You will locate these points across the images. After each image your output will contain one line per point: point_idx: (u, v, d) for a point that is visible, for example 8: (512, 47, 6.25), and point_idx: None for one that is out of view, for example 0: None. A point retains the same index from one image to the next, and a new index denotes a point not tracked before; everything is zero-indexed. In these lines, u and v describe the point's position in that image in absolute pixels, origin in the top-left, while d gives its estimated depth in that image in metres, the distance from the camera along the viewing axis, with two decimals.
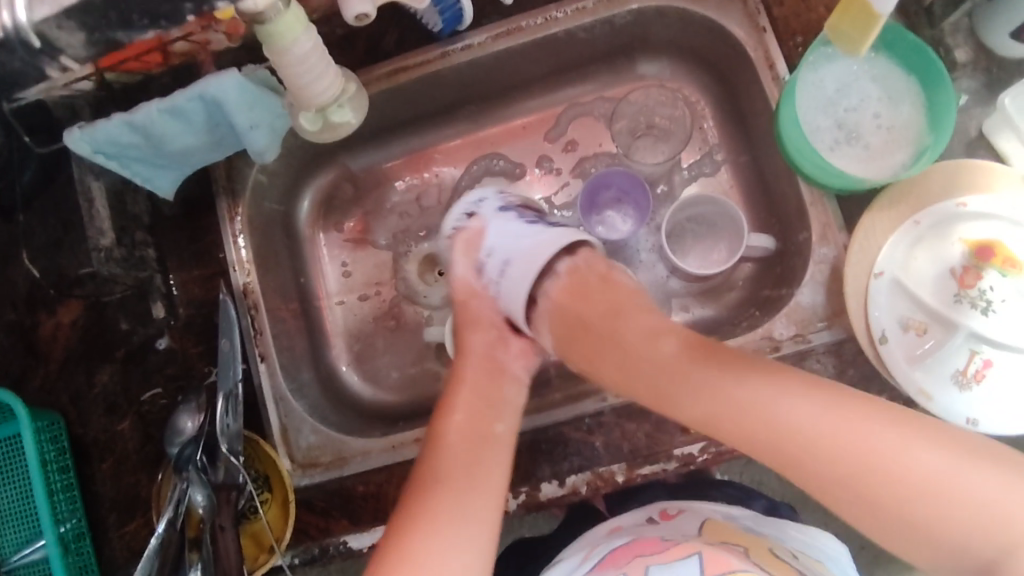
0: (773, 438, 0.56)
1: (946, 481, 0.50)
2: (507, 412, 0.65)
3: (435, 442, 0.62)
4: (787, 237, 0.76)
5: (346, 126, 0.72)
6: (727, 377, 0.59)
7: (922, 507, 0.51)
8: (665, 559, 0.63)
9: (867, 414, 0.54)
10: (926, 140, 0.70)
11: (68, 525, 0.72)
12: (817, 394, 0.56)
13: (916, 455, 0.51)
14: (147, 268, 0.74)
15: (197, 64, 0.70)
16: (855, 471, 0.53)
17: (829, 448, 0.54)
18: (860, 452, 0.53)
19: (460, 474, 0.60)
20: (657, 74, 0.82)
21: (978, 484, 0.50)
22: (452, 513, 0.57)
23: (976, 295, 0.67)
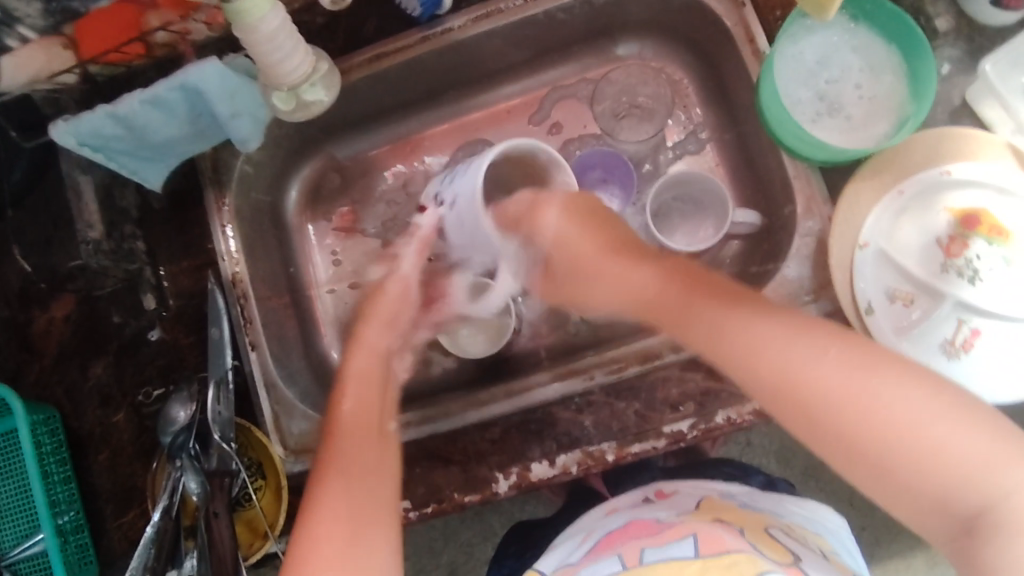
0: (753, 371, 0.48)
1: (925, 426, 0.42)
2: (388, 389, 0.61)
3: (329, 432, 0.55)
4: (772, 211, 0.75)
5: (319, 104, 0.71)
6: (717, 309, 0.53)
7: (907, 463, 0.42)
8: (658, 541, 0.63)
9: (850, 346, 0.46)
10: (909, 108, 0.69)
11: (66, 517, 0.73)
12: (808, 328, 0.48)
13: (905, 399, 0.43)
14: (136, 260, 0.75)
15: (179, 56, 0.72)
16: (828, 410, 0.44)
17: (801, 385, 0.46)
18: (832, 386, 0.45)
19: (352, 462, 0.53)
20: (640, 54, 0.82)
21: (956, 435, 0.42)
22: (346, 504, 0.50)
23: (964, 264, 0.67)
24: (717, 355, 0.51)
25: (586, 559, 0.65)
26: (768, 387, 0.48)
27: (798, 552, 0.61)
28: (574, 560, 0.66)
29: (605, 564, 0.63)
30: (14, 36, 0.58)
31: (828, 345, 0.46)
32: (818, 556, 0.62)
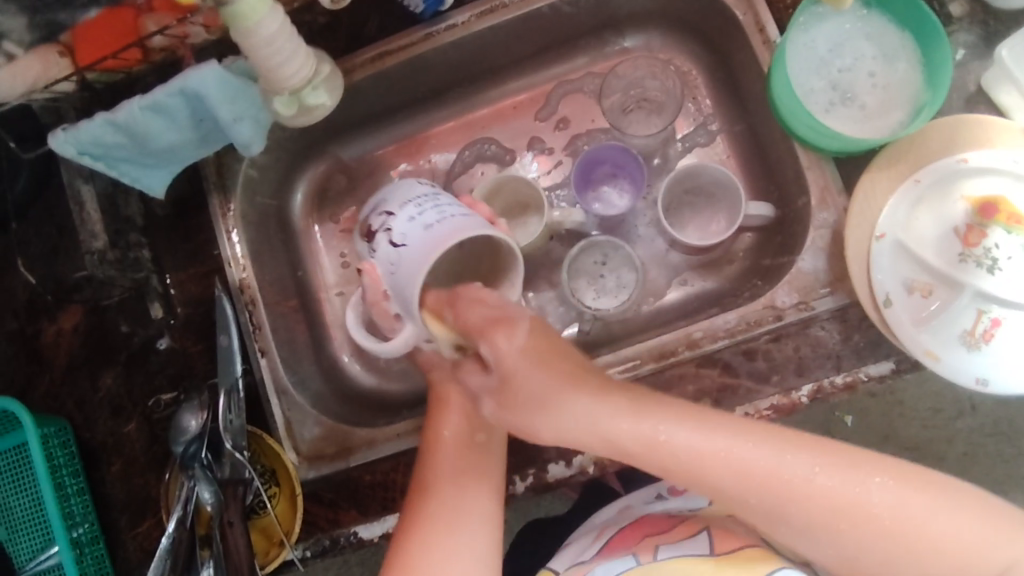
0: (752, 488, 0.49)
1: (947, 536, 0.48)
2: (493, 423, 0.62)
3: (431, 450, 0.61)
4: (786, 203, 0.74)
5: (322, 108, 0.70)
6: (675, 420, 0.51)
7: (920, 566, 0.48)
8: (671, 538, 0.62)
9: (878, 468, 0.49)
10: (924, 96, 0.68)
11: (81, 529, 0.72)
12: (763, 432, 0.50)
13: (925, 508, 0.48)
14: (143, 269, 0.73)
15: (179, 60, 0.70)
16: (839, 526, 0.49)
17: (816, 499, 0.48)
18: (846, 499, 0.48)
19: (450, 475, 0.59)
20: (647, 46, 0.81)
21: (945, 520, 0.48)
22: (455, 507, 0.57)
23: (983, 254, 0.66)
24: (709, 474, 0.50)
25: (599, 556, 0.64)
26: (769, 501, 0.49)
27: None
28: (587, 558, 0.65)
29: (618, 562, 0.62)
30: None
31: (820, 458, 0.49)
32: None
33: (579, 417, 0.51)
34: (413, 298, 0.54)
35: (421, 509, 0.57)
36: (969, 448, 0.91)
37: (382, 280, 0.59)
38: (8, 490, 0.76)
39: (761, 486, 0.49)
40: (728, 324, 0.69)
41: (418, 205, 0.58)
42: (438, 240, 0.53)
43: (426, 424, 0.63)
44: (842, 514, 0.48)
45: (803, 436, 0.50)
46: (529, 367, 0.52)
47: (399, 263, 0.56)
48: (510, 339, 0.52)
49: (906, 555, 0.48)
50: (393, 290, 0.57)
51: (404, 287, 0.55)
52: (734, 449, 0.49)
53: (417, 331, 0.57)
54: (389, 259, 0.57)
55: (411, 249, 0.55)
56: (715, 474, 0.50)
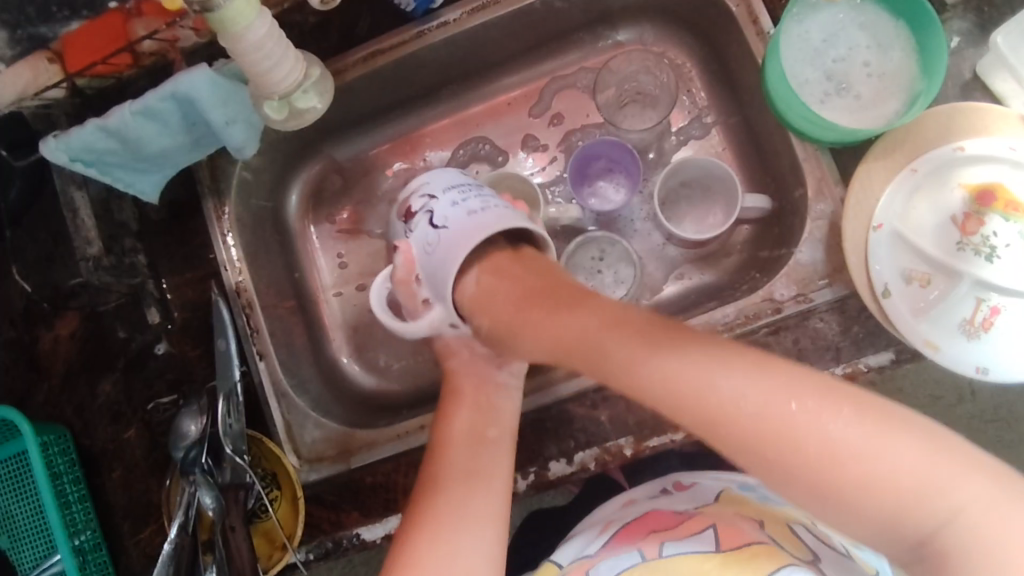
0: (681, 400, 0.50)
1: (861, 451, 0.44)
2: (504, 419, 0.63)
3: (438, 439, 0.62)
4: (783, 195, 0.74)
5: (313, 112, 0.68)
6: (638, 342, 0.53)
7: (842, 485, 0.45)
8: (676, 535, 0.62)
9: (783, 375, 0.48)
10: (919, 85, 0.67)
11: (84, 536, 0.72)
12: (695, 348, 0.51)
13: (820, 420, 0.45)
14: (138, 274, 0.73)
15: (169, 63, 0.69)
16: (740, 436, 0.48)
17: (715, 407, 0.48)
18: (753, 411, 0.47)
19: (457, 480, 0.59)
20: (640, 38, 0.80)
21: (900, 453, 0.44)
22: (462, 512, 0.57)
23: (981, 241, 0.65)
24: (647, 385, 0.52)
25: (603, 551, 0.64)
26: (695, 418, 0.49)
27: (819, 553, 0.60)
28: (591, 551, 0.65)
29: (624, 557, 0.62)
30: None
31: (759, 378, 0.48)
32: (840, 554, 0.61)
33: (529, 343, 0.59)
34: (449, 278, 0.59)
35: (432, 504, 0.57)
36: (970, 434, 0.91)
37: (415, 264, 0.62)
38: (10, 498, 0.76)
39: (688, 403, 0.50)
40: (726, 318, 0.68)
41: (461, 193, 0.63)
42: (479, 230, 0.59)
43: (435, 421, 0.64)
44: (786, 441, 0.46)
45: (745, 352, 0.50)
46: (492, 282, 0.60)
47: (438, 244, 0.60)
48: (476, 268, 0.61)
49: (815, 471, 0.45)
50: (427, 271, 0.61)
51: (445, 266, 0.60)
52: (661, 361, 0.51)
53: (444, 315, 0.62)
54: (429, 237, 0.61)
55: (454, 231, 0.60)
56: (644, 383, 0.52)
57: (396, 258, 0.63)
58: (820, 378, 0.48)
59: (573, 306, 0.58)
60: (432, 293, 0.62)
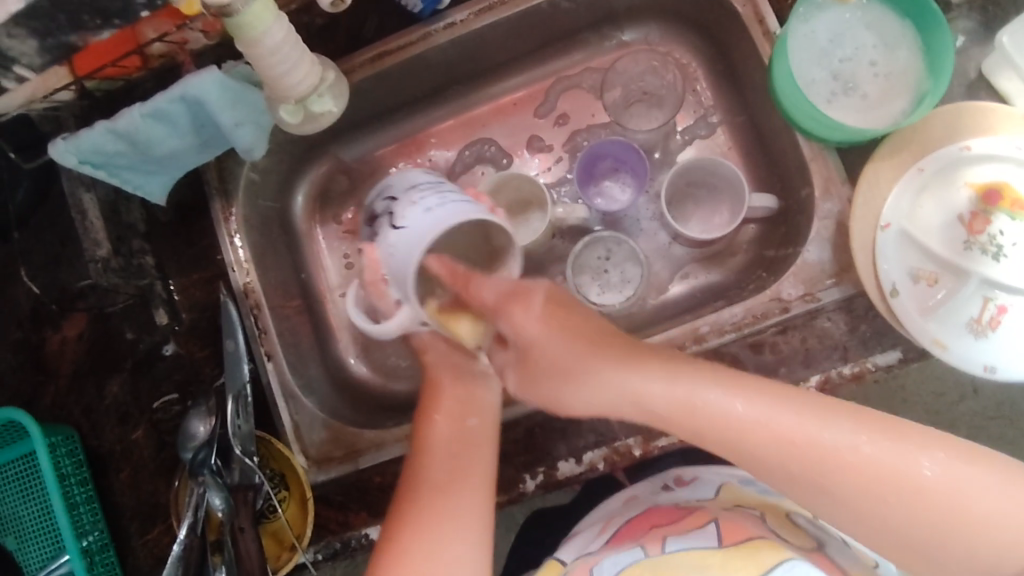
0: (770, 448, 0.49)
1: (971, 500, 0.46)
2: (483, 409, 0.63)
3: (420, 437, 0.61)
4: (789, 194, 0.74)
5: (328, 116, 0.69)
6: (674, 377, 0.52)
7: (955, 531, 0.47)
8: (681, 529, 0.62)
9: (867, 425, 0.48)
10: (926, 84, 0.68)
11: (91, 537, 0.72)
12: (774, 395, 0.50)
13: (912, 457, 0.47)
14: (146, 275, 0.73)
15: (178, 66, 0.70)
16: (852, 488, 0.47)
17: (821, 459, 0.47)
18: (861, 462, 0.47)
19: (442, 477, 0.58)
20: (646, 38, 0.81)
21: (975, 489, 0.46)
22: (448, 512, 0.56)
23: (987, 240, 0.66)
24: (712, 433, 0.50)
25: (608, 547, 0.64)
26: (801, 473, 0.48)
27: (820, 538, 0.62)
28: (594, 549, 0.65)
29: (627, 553, 0.61)
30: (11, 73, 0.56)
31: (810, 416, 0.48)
32: (840, 544, 0.63)
33: (587, 390, 0.56)
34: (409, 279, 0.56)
35: (420, 504, 0.56)
36: (973, 431, 0.91)
37: (380, 264, 0.59)
38: (17, 499, 0.76)
39: (777, 450, 0.48)
40: (735, 318, 0.68)
41: (425, 190, 0.59)
42: (431, 228, 0.55)
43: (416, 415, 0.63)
44: (861, 480, 0.47)
45: (805, 395, 0.50)
46: (550, 334, 0.57)
47: (400, 243, 0.57)
48: (525, 311, 0.58)
49: (882, 501, 0.47)
50: (390, 269, 0.58)
51: (403, 267, 0.56)
52: (710, 397, 0.50)
53: (412, 315, 0.59)
54: (390, 235, 0.58)
55: (411, 231, 0.56)
56: (713, 427, 0.50)
57: (362, 257, 0.61)
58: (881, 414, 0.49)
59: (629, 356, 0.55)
60: (399, 291, 0.59)
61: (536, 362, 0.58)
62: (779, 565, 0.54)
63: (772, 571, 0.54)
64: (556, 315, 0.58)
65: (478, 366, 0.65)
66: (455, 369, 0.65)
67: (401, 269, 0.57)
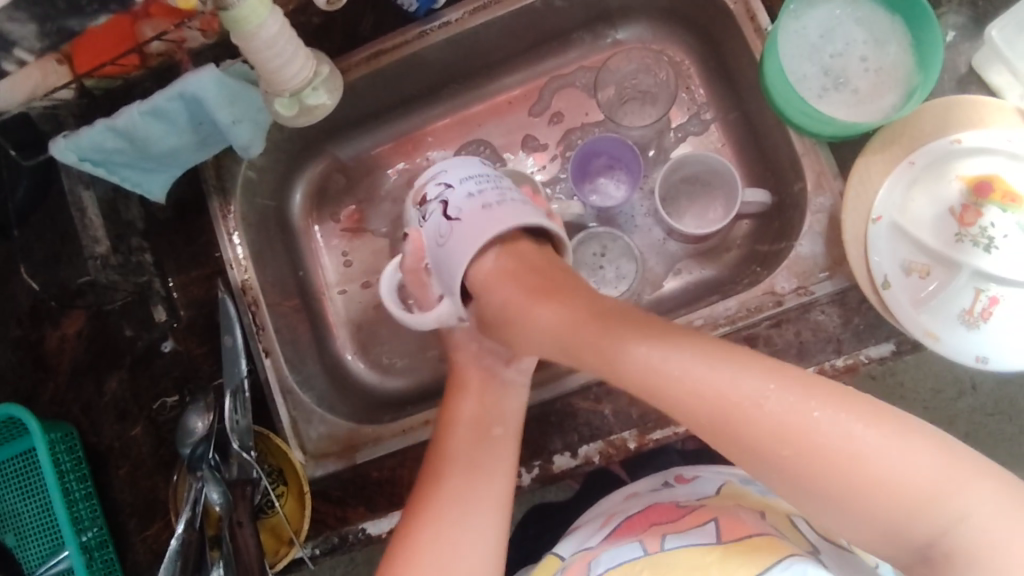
0: (695, 402, 0.49)
1: (875, 461, 0.46)
2: (509, 416, 0.63)
3: (447, 422, 0.63)
4: (782, 189, 0.75)
5: (323, 108, 0.70)
6: (621, 337, 0.53)
7: (878, 499, 0.46)
8: (679, 527, 0.61)
9: (795, 382, 0.48)
10: (915, 79, 0.68)
11: (90, 533, 0.72)
12: (702, 347, 0.51)
13: (844, 430, 0.46)
14: (145, 273, 0.74)
15: (176, 64, 0.71)
16: (768, 437, 0.48)
17: (735, 408, 0.48)
18: (771, 416, 0.48)
19: (460, 479, 0.60)
20: (639, 37, 0.81)
21: (908, 460, 0.46)
22: (457, 513, 0.58)
23: (978, 232, 0.67)
24: (634, 378, 0.52)
25: (606, 543, 0.64)
26: (713, 420, 0.49)
27: (819, 543, 0.61)
28: (594, 543, 0.65)
29: (626, 549, 0.61)
30: (11, 58, 0.55)
31: (753, 376, 0.49)
32: (841, 545, 0.62)
33: (536, 343, 0.58)
34: (458, 270, 0.57)
35: (435, 498, 0.59)
36: (971, 428, 0.92)
37: (425, 251, 0.60)
38: (17, 496, 0.76)
39: (692, 396, 0.50)
40: (728, 311, 0.69)
41: (475, 184, 0.59)
42: (494, 224, 0.56)
43: (443, 407, 0.65)
44: (788, 445, 0.47)
45: (758, 359, 0.50)
46: (497, 284, 0.56)
47: (448, 232, 0.57)
48: (482, 266, 0.57)
49: (820, 470, 0.47)
50: (434, 260, 0.59)
51: (452, 257, 0.57)
52: (663, 360, 0.51)
53: (453, 309, 0.60)
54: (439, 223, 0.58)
55: (466, 226, 0.56)
56: (642, 377, 0.52)
57: (405, 245, 0.61)
58: (832, 385, 0.48)
59: (570, 314, 0.55)
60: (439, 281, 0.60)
61: (489, 308, 0.58)
62: (776, 564, 0.54)
63: (769, 570, 0.54)
64: (516, 263, 0.57)
65: (492, 365, 0.65)
66: (467, 363, 0.66)
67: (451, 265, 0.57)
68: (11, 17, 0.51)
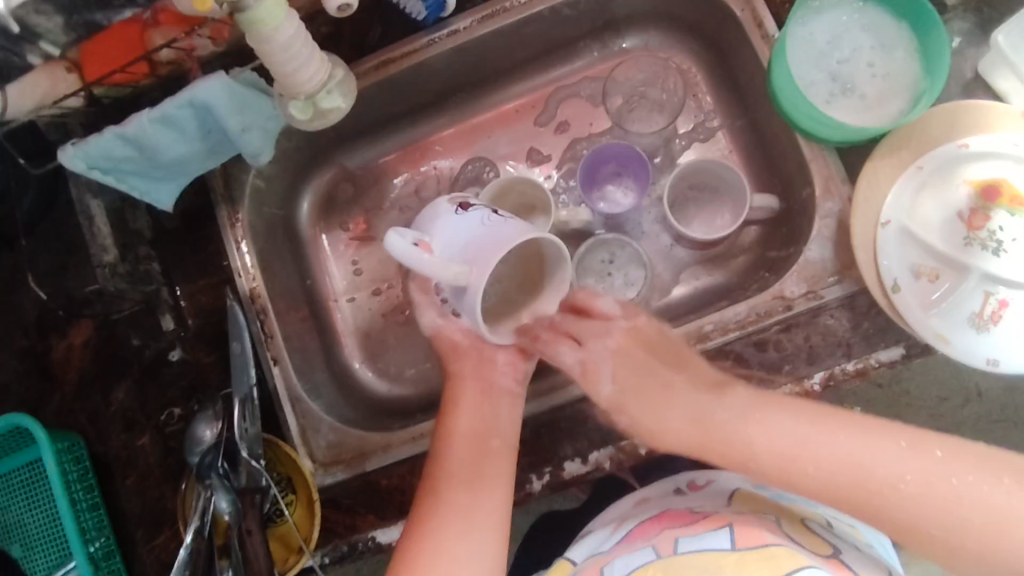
0: (795, 469, 0.51)
1: (966, 499, 0.47)
2: (504, 428, 0.62)
3: (442, 440, 0.62)
4: (790, 195, 0.75)
5: (336, 112, 0.70)
6: (728, 408, 0.55)
7: (968, 535, 0.47)
8: (694, 530, 0.60)
9: (880, 436, 0.50)
10: (922, 85, 0.69)
11: (97, 543, 0.73)
12: (801, 409, 0.53)
13: (929, 471, 0.48)
14: (153, 281, 0.75)
15: (185, 73, 0.71)
16: (858, 493, 0.49)
17: (875, 490, 0.49)
18: (865, 472, 0.49)
19: (462, 478, 0.58)
20: (646, 45, 0.82)
21: (1010, 499, 0.46)
22: (456, 511, 0.56)
23: (987, 236, 0.66)
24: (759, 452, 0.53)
25: (619, 547, 0.63)
26: (830, 484, 0.50)
27: (839, 547, 0.60)
28: (606, 548, 0.64)
29: (639, 554, 0.61)
30: (37, 50, 0.57)
31: (828, 431, 0.51)
32: (856, 548, 0.61)
33: (689, 419, 0.57)
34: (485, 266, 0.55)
35: (431, 516, 0.56)
36: (976, 436, 0.91)
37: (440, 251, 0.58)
38: (22, 508, 0.76)
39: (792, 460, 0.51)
40: (738, 316, 0.69)
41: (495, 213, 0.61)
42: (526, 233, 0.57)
43: (438, 423, 0.63)
44: (877, 496, 0.49)
45: (843, 415, 0.52)
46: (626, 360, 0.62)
47: (480, 228, 0.58)
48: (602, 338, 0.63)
49: (915, 516, 0.48)
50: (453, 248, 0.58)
51: (482, 245, 0.56)
52: (768, 427, 0.53)
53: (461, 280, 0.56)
54: (471, 226, 0.58)
55: (503, 225, 0.57)
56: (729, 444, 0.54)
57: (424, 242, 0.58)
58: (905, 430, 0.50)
59: (705, 395, 0.57)
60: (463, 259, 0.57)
61: (631, 390, 0.60)
62: (797, 568, 0.53)
63: (789, 572, 0.53)
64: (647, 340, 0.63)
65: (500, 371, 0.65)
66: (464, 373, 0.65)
67: (500, 245, 0.56)
68: (39, 10, 0.52)
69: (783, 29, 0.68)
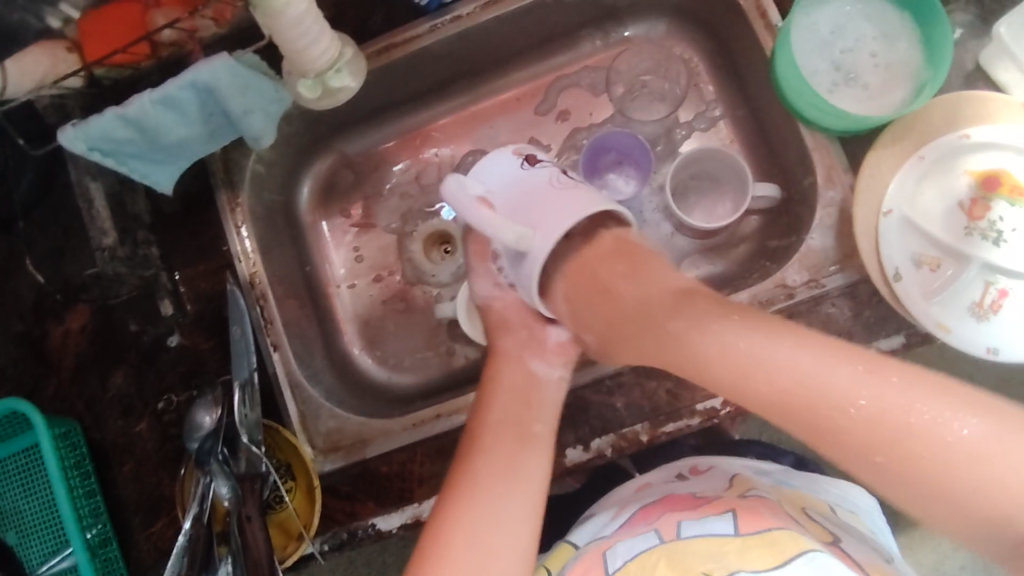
0: (726, 370, 0.49)
1: (918, 419, 0.42)
2: (546, 411, 0.61)
3: (478, 415, 0.60)
4: (791, 184, 0.75)
5: (345, 91, 0.70)
6: (687, 315, 0.52)
7: (920, 473, 0.42)
8: (696, 515, 0.61)
9: (853, 358, 0.45)
10: (925, 75, 0.69)
11: (93, 531, 0.72)
12: (778, 328, 0.49)
13: (853, 387, 0.44)
14: (151, 266, 0.74)
15: (187, 56, 0.69)
16: (795, 396, 0.46)
17: (824, 410, 0.45)
18: (788, 380, 0.47)
19: (504, 460, 0.57)
20: (648, 34, 0.82)
21: (999, 439, 0.40)
22: (493, 495, 0.55)
23: (987, 226, 0.67)
24: (767, 392, 0.48)
25: (622, 532, 0.63)
26: (778, 401, 0.47)
27: (839, 533, 0.60)
28: (608, 533, 0.64)
29: (641, 540, 0.61)
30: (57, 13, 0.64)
31: (775, 339, 0.48)
32: (855, 537, 0.61)
33: (637, 324, 0.55)
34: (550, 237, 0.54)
35: (467, 495, 0.55)
36: None
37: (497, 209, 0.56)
38: (18, 493, 0.75)
39: (809, 402, 0.45)
40: (740, 304, 0.69)
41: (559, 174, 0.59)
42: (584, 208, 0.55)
43: (478, 396, 0.62)
44: (806, 403, 0.45)
45: (809, 332, 0.48)
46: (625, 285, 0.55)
47: (552, 187, 0.56)
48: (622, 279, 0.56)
49: (870, 445, 0.43)
50: (514, 198, 0.56)
51: (547, 213, 0.55)
52: (722, 336, 0.50)
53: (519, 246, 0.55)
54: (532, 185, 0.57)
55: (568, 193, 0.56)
56: (676, 340, 0.52)
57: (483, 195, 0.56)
58: (858, 348, 0.46)
59: (672, 306, 0.53)
60: (523, 215, 0.55)
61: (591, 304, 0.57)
62: (797, 556, 0.53)
63: (791, 560, 0.53)
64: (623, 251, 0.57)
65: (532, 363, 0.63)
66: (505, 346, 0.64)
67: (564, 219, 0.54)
68: None
69: (788, 16, 0.69)
